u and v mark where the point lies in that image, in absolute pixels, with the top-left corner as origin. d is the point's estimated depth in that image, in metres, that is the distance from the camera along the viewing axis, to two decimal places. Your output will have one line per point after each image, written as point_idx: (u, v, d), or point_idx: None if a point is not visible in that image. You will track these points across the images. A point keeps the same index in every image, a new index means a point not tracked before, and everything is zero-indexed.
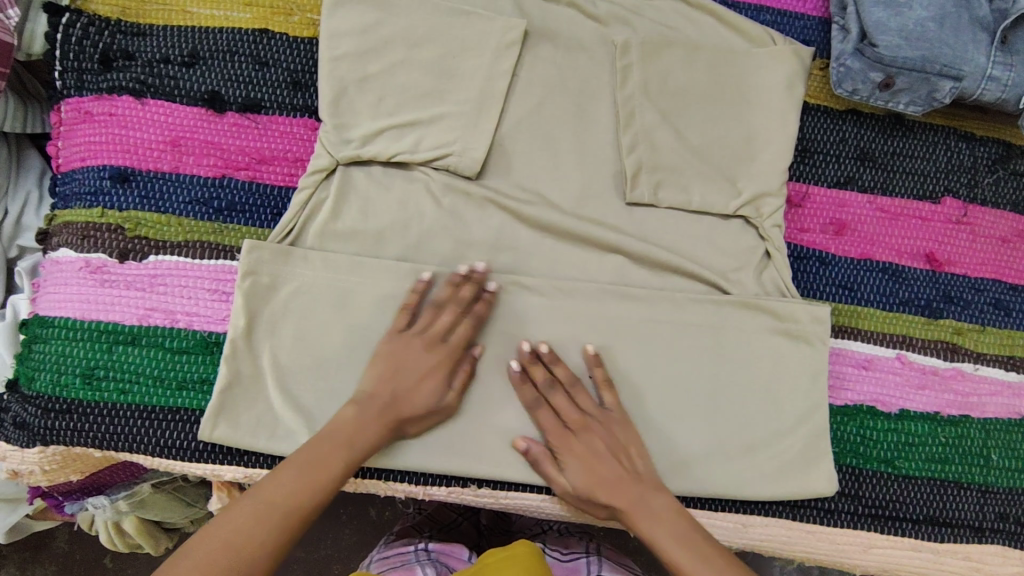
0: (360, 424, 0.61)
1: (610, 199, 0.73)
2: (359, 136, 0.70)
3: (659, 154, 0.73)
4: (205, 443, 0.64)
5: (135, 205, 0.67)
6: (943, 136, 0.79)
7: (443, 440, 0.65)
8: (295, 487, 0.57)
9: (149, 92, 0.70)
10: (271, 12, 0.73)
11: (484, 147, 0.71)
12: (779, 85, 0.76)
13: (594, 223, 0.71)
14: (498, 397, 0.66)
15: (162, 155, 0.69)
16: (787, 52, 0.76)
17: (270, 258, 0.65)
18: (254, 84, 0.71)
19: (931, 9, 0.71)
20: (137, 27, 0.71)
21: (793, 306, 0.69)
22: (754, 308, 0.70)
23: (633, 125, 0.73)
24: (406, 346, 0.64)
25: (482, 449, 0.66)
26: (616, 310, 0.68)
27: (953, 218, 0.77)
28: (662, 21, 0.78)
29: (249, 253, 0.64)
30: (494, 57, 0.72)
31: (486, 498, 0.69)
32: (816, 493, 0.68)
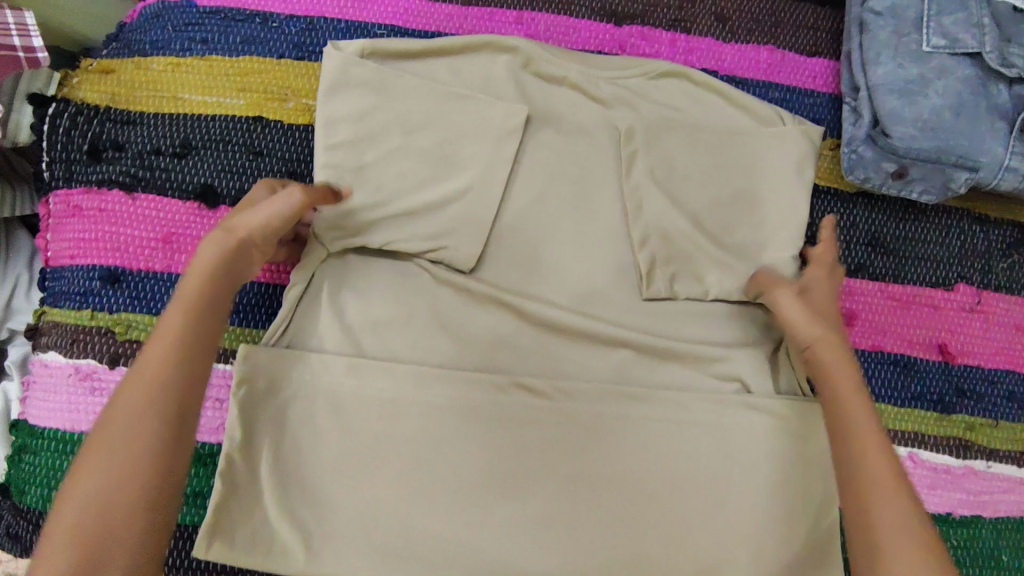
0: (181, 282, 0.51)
1: (614, 293, 0.70)
2: (353, 224, 0.66)
3: (666, 243, 0.71)
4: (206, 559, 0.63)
5: (126, 306, 0.65)
6: (956, 219, 0.77)
7: (442, 555, 0.63)
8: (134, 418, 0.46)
9: (140, 186, 0.68)
10: (265, 98, 0.71)
11: (480, 242, 0.68)
12: (787, 168, 0.73)
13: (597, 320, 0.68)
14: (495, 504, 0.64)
15: (153, 253, 0.66)
16: (794, 133, 0.74)
17: (267, 362, 0.62)
18: (247, 175, 0.69)
19: (946, 97, 0.68)
20: (127, 114, 0.70)
21: (804, 409, 0.67)
22: (763, 411, 0.67)
23: (642, 216, 0.71)
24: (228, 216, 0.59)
25: (480, 561, 0.63)
26: (620, 412, 0.66)
27: (966, 306, 0.75)
28: (667, 100, 0.76)
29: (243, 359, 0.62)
30: (495, 143, 0.71)
31: None
32: None
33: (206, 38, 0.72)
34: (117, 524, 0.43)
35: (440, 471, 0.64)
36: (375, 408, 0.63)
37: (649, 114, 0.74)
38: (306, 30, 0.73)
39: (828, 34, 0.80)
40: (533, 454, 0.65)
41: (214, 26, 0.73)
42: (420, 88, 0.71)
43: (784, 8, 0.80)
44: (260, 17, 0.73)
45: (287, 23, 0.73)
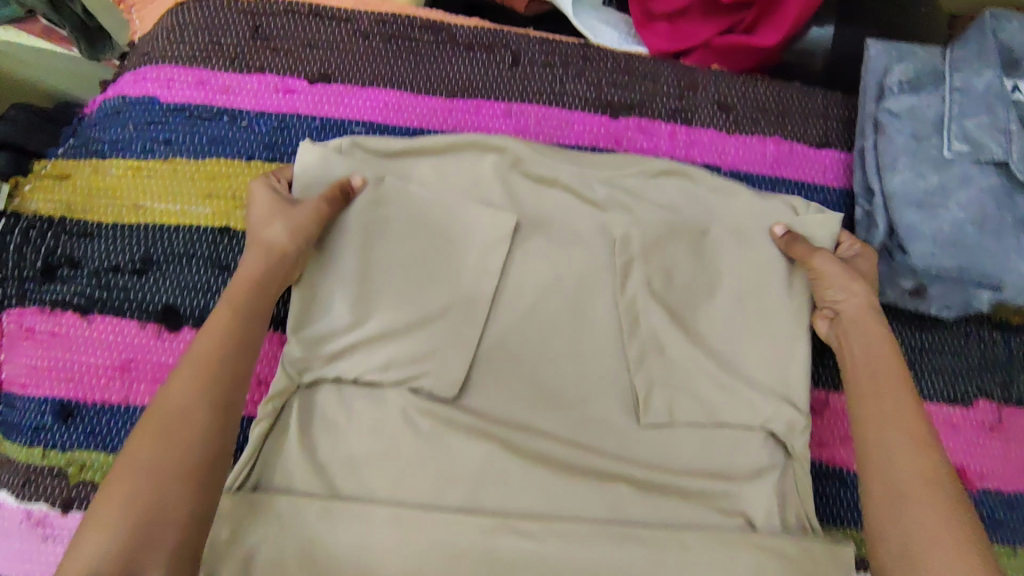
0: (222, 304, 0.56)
1: (610, 418, 0.65)
2: (329, 352, 0.63)
3: (664, 360, 0.66)
4: None
5: (80, 443, 0.61)
6: (976, 326, 0.72)
7: None
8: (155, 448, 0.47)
9: (97, 308, 0.63)
10: (232, 206, 0.66)
11: (464, 366, 0.64)
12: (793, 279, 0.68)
13: (589, 451, 0.64)
14: None
15: (111, 383, 0.62)
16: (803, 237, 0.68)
17: (231, 510, 0.57)
18: (212, 293, 0.64)
19: (970, 209, 0.63)
20: (82, 226, 0.65)
21: (821, 553, 0.60)
22: (774, 554, 0.59)
23: (639, 332, 0.66)
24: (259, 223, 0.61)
25: None
26: (618, 557, 0.58)
27: (986, 424, 0.70)
28: (668, 200, 0.70)
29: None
30: (481, 252, 0.66)
31: None
32: None
33: (170, 138, 0.67)
34: (144, 556, 0.44)
35: None
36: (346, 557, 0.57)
37: (648, 216, 0.69)
38: (279, 128, 0.68)
39: (841, 122, 0.75)
40: None
41: (179, 125, 0.67)
42: (403, 194, 0.66)
43: (795, 96, 0.75)
44: (228, 114, 0.68)
45: (258, 121, 0.68)
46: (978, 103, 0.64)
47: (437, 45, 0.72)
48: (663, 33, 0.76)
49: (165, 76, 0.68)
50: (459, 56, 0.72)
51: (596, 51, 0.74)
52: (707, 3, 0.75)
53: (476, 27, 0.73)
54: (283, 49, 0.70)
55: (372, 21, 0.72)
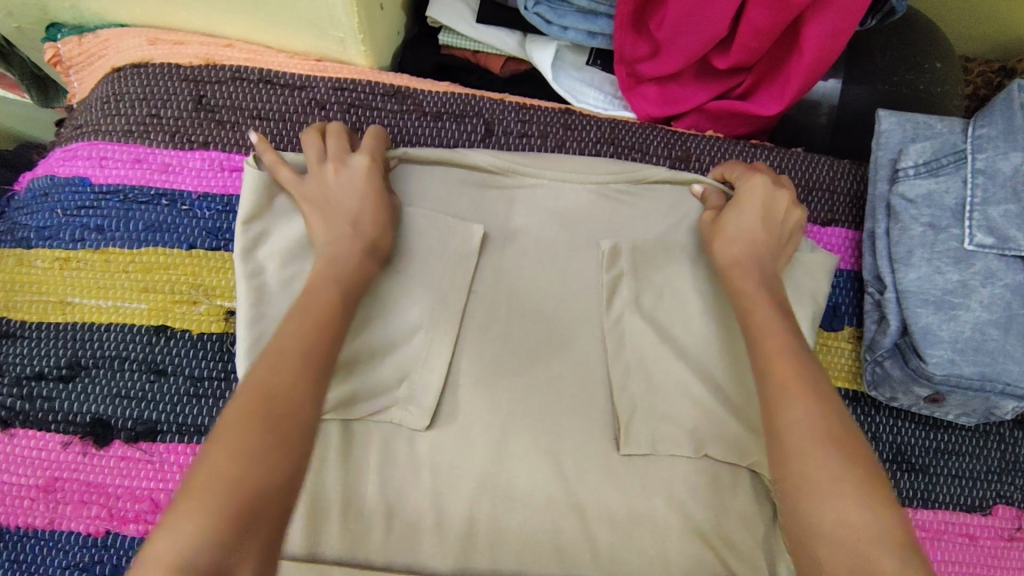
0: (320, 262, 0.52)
1: (591, 497, 0.58)
2: None
3: (655, 433, 0.60)
4: None
5: (0, 573, 0.54)
6: (996, 424, 0.65)
7: None
8: (287, 366, 0.42)
9: (18, 420, 0.56)
10: (172, 301, 0.60)
11: (434, 393, 0.59)
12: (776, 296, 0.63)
13: (568, 531, 0.58)
14: None
15: (34, 504, 0.55)
16: None
17: None
18: (147, 401, 0.58)
19: (990, 310, 0.57)
20: (8, 326, 0.59)
21: None
22: None
23: (623, 354, 0.62)
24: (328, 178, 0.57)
25: None
26: None
27: (1005, 533, 0.64)
28: (663, 284, 0.64)
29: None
30: (436, 324, 0.60)
31: None
32: None
33: (101, 225, 0.61)
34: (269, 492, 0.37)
35: None
36: None
37: (639, 282, 0.63)
38: (223, 211, 0.62)
39: (848, 194, 0.69)
40: None
41: (113, 210, 0.61)
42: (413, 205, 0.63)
43: (793, 164, 0.69)
44: (168, 197, 0.62)
45: (201, 205, 0.62)
46: (1004, 187, 0.58)
47: (401, 114, 0.66)
48: (652, 98, 0.69)
49: (98, 154, 0.62)
50: (427, 126, 0.66)
51: (578, 117, 0.69)
52: (699, 64, 0.68)
53: (446, 94, 0.68)
54: (229, 122, 0.64)
55: (329, 89, 0.65)
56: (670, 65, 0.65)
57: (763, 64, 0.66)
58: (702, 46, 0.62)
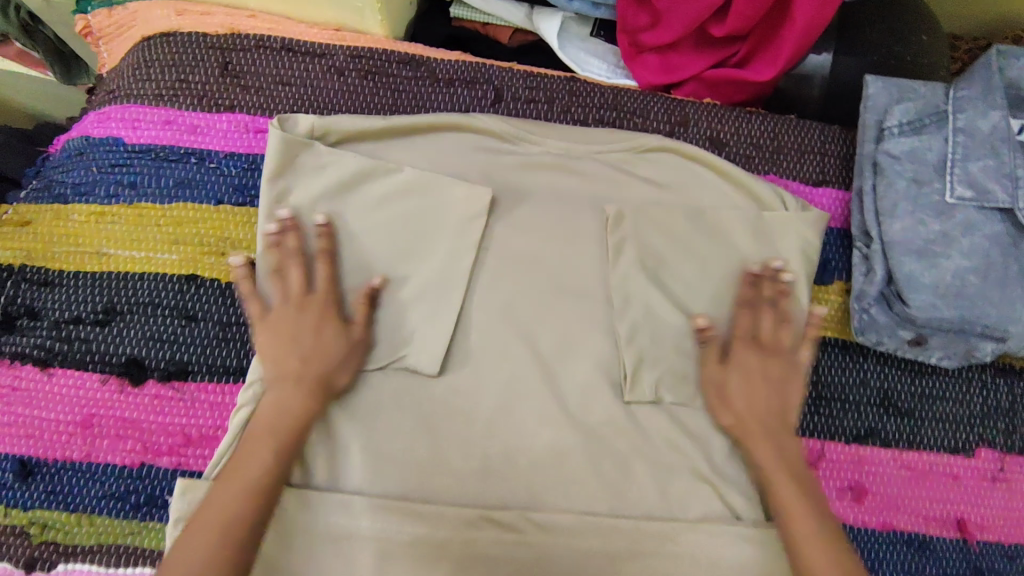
0: (301, 366, 0.59)
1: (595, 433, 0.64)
2: None
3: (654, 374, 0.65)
4: None
5: (41, 502, 0.58)
6: (976, 372, 0.69)
7: None
8: (264, 431, 0.56)
9: (57, 360, 0.60)
10: (200, 252, 0.63)
11: (444, 339, 0.63)
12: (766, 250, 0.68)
13: (574, 464, 0.62)
14: None
15: (73, 439, 0.59)
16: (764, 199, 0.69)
17: (208, 499, 0.56)
18: (179, 344, 0.61)
19: (970, 259, 0.61)
20: (45, 274, 0.62)
21: None
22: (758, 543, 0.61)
23: (628, 310, 0.65)
24: (300, 315, 0.61)
25: None
26: (601, 546, 0.59)
27: (987, 474, 0.68)
28: (661, 239, 0.67)
29: (183, 495, 0.56)
30: (447, 278, 0.65)
31: None
32: None
33: (134, 181, 0.64)
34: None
35: None
36: (328, 549, 0.57)
37: (640, 238, 0.67)
38: (249, 169, 0.65)
39: (838, 158, 0.73)
40: None
41: (145, 167, 0.65)
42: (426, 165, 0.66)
43: (787, 129, 0.73)
44: (195, 155, 0.65)
45: (227, 163, 0.65)
46: (984, 144, 0.62)
47: (415, 80, 0.70)
48: (653, 66, 0.73)
49: (130, 116, 0.66)
50: (439, 91, 0.70)
51: (582, 85, 0.72)
52: (698, 34, 0.72)
53: (456, 62, 0.71)
54: (253, 87, 0.67)
55: (347, 56, 0.69)
56: (670, 33, 0.69)
57: (758, 33, 0.70)
58: (698, 14, 0.66)
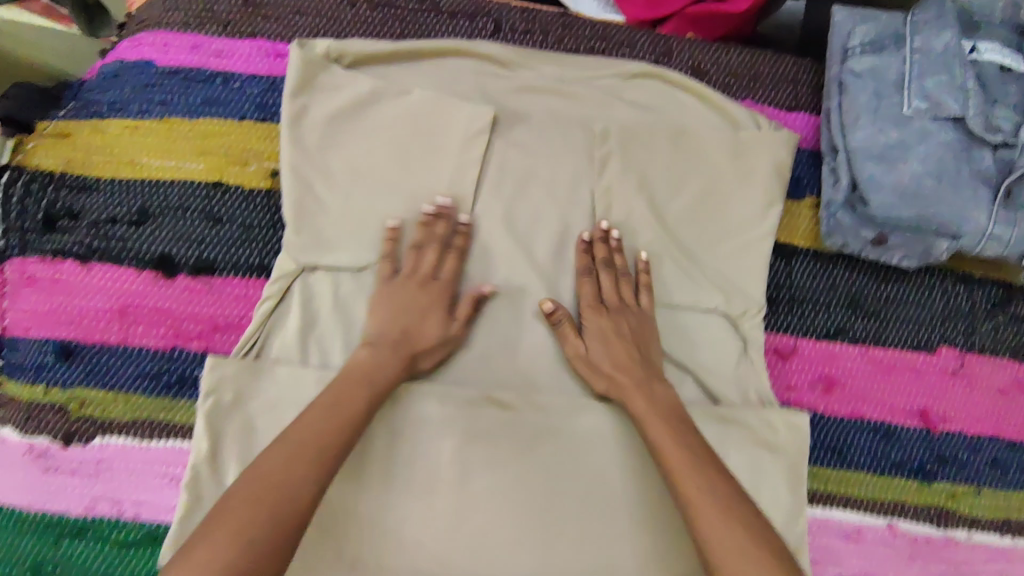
0: (383, 336, 0.63)
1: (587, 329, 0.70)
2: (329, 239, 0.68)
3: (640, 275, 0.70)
4: None
5: (80, 381, 0.64)
6: (940, 279, 0.75)
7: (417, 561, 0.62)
8: (333, 407, 0.56)
9: (95, 256, 0.66)
10: (226, 162, 0.69)
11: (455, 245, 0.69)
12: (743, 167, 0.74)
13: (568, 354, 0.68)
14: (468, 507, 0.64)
15: (110, 326, 0.65)
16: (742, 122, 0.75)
17: (236, 375, 0.63)
18: (207, 243, 0.67)
19: (928, 163, 0.66)
20: (83, 180, 0.68)
21: (768, 415, 0.68)
22: (732, 422, 0.67)
23: (611, 218, 0.71)
24: (403, 289, 0.66)
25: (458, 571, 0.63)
26: (592, 424, 0.67)
27: (948, 369, 0.74)
28: (648, 155, 0.73)
29: (212, 370, 0.62)
30: (453, 189, 0.70)
31: None
32: None
33: (165, 98, 0.70)
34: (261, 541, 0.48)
35: (407, 486, 0.64)
36: None
37: (628, 154, 0.72)
38: (269, 89, 0.72)
39: (811, 86, 0.79)
40: (503, 477, 0.65)
41: (174, 87, 0.71)
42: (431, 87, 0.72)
43: (763, 61, 0.79)
44: (221, 77, 0.71)
45: (250, 83, 0.71)
46: (939, 61, 0.68)
47: (420, 12, 0.76)
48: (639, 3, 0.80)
49: (162, 42, 0.72)
50: (443, 22, 0.76)
51: (574, 19, 0.79)
52: None
53: None
54: (274, 16, 0.74)
55: None
56: None
57: None
58: None
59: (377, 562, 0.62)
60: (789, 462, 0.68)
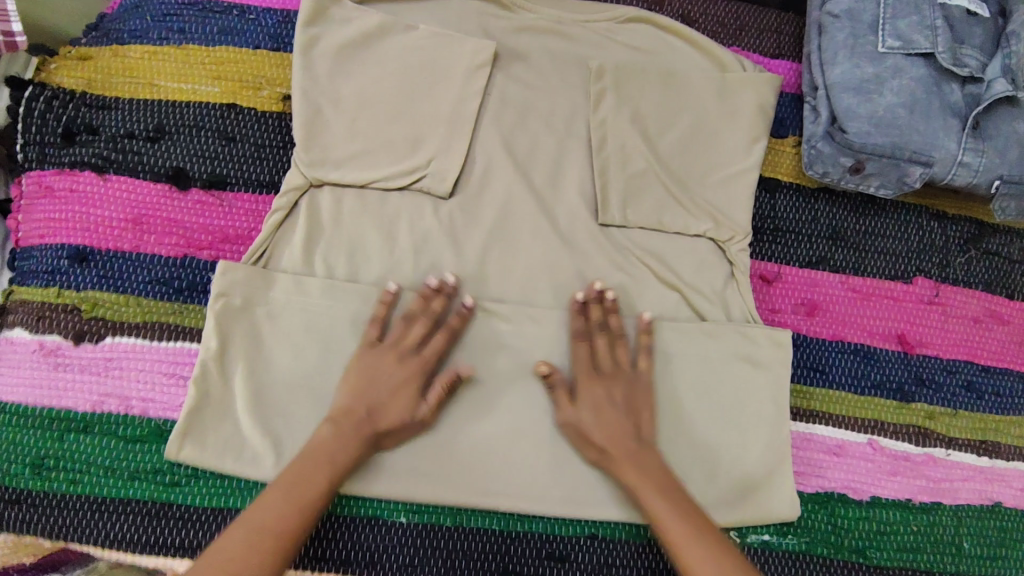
0: (348, 412, 0.62)
1: (582, 250, 0.73)
2: (337, 158, 0.71)
3: (633, 201, 0.74)
4: (160, 505, 0.62)
5: (94, 284, 0.66)
6: (915, 215, 0.79)
7: (417, 463, 0.64)
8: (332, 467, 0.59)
9: (112, 168, 0.69)
10: (240, 86, 0.73)
11: (457, 167, 0.72)
12: (731, 104, 0.78)
13: (564, 272, 0.71)
14: (466, 412, 0.66)
15: (124, 233, 0.67)
16: (728, 64, 0.79)
17: (244, 279, 0.64)
18: (220, 160, 0.70)
19: (901, 95, 0.71)
20: (102, 100, 0.71)
21: (755, 330, 0.71)
22: (720, 336, 0.70)
23: (606, 147, 0.75)
24: (378, 358, 0.64)
25: (458, 472, 0.64)
26: None
27: (924, 298, 0.77)
28: (640, 92, 0.77)
29: (224, 274, 0.64)
30: (456, 116, 0.73)
31: (443, 552, 0.64)
32: (780, 518, 0.68)
33: (184, 27, 0.74)
34: None
35: None
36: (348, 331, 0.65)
37: (622, 89, 0.76)
38: (283, 22, 0.76)
39: (792, 36, 0.84)
40: (500, 383, 0.67)
41: (192, 16, 0.74)
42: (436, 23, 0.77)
43: (748, 12, 0.84)
44: (237, 9, 0.75)
45: (265, 15, 0.75)
46: (910, 4, 0.73)
47: None
48: None
49: None
50: None
51: None
52: None
53: None
54: None
55: None
56: None
57: None
58: None
59: (377, 461, 0.64)
60: (775, 376, 0.70)
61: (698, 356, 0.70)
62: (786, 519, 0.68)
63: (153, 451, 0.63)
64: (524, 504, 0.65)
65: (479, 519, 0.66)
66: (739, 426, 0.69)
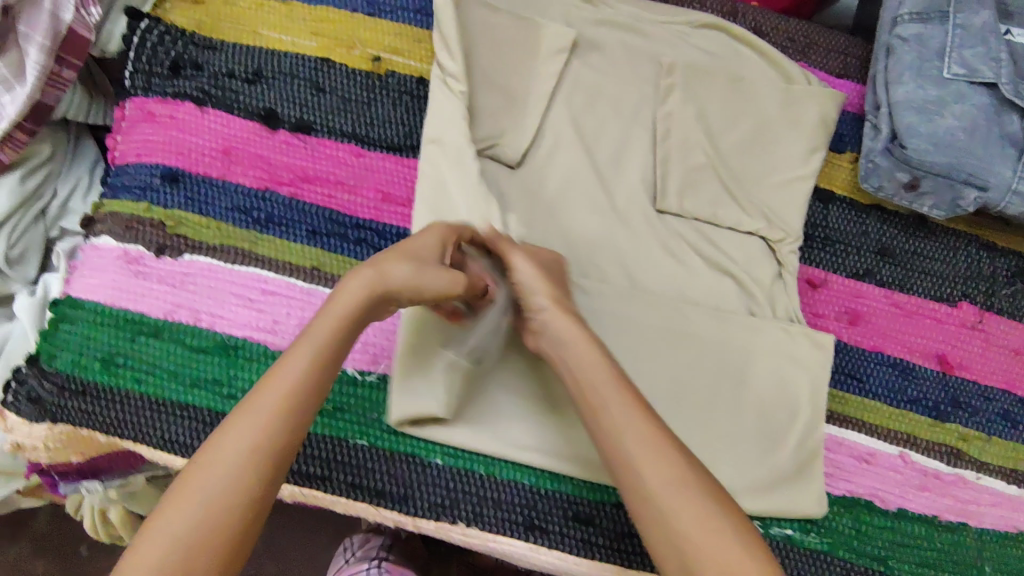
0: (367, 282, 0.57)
1: (637, 232, 0.75)
2: None
3: (690, 193, 0.77)
4: (213, 414, 0.65)
5: (180, 204, 0.70)
6: (965, 242, 0.81)
7: (459, 408, 0.67)
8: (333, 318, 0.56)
9: (210, 101, 0.74)
10: (335, 43, 0.78)
11: (528, 140, 0.75)
12: (793, 113, 0.80)
13: (618, 250, 0.74)
14: (512, 366, 0.68)
15: (214, 161, 0.72)
16: (793, 76, 0.82)
17: None
18: (309, 107, 0.75)
19: (963, 120, 0.74)
20: (208, 40, 0.76)
21: (795, 329, 0.73)
22: (761, 329, 0.73)
23: (670, 139, 0.78)
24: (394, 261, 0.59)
25: (497, 422, 0.67)
26: (634, 313, 0.70)
27: (967, 322, 0.78)
28: (708, 91, 0.80)
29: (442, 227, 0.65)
30: (531, 92, 0.77)
31: (475, 497, 0.66)
32: (805, 514, 0.68)
33: None
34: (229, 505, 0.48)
35: None
36: None
37: (690, 87, 0.80)
38: None
39: (859, 60, 0.87)
40: None
41: None
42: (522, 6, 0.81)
43: (818, 33, 0.87)
44: None
45: None
46: (978, 35, 0.76)
47: None
48: None
49: None
50: None
51: None
52: None
53: None
54: None
55: None
56: None
57: None
58: None
59: None
60: (812, 377, 0.72)
61: (738, 345, 0.72)
62: (814, 516, 0.69)
63: (213, 364, 0.66)
64: (557, 464, 0.67)
65: (512, 471, 0.68)
66: (772, 419, 0.70)
